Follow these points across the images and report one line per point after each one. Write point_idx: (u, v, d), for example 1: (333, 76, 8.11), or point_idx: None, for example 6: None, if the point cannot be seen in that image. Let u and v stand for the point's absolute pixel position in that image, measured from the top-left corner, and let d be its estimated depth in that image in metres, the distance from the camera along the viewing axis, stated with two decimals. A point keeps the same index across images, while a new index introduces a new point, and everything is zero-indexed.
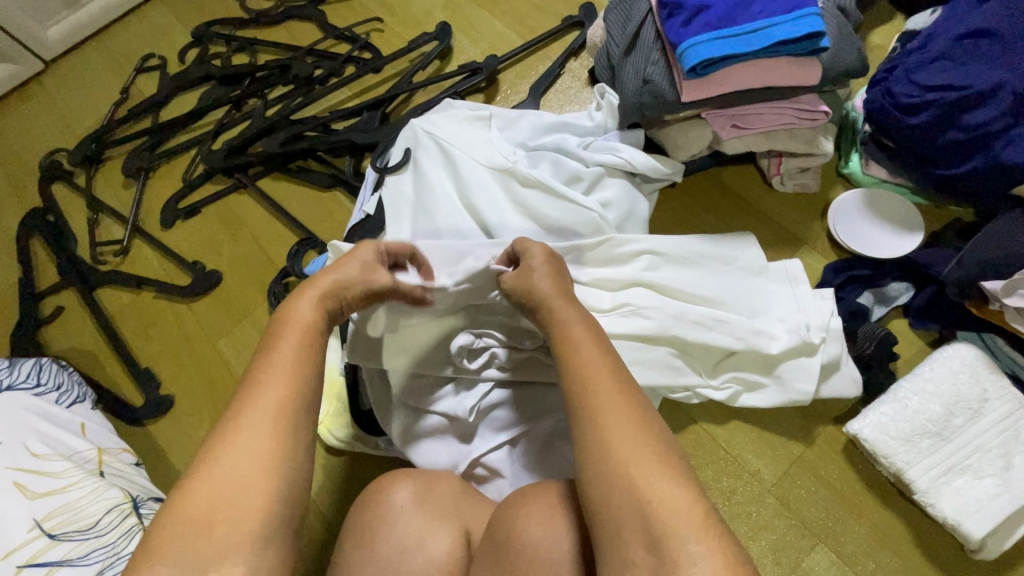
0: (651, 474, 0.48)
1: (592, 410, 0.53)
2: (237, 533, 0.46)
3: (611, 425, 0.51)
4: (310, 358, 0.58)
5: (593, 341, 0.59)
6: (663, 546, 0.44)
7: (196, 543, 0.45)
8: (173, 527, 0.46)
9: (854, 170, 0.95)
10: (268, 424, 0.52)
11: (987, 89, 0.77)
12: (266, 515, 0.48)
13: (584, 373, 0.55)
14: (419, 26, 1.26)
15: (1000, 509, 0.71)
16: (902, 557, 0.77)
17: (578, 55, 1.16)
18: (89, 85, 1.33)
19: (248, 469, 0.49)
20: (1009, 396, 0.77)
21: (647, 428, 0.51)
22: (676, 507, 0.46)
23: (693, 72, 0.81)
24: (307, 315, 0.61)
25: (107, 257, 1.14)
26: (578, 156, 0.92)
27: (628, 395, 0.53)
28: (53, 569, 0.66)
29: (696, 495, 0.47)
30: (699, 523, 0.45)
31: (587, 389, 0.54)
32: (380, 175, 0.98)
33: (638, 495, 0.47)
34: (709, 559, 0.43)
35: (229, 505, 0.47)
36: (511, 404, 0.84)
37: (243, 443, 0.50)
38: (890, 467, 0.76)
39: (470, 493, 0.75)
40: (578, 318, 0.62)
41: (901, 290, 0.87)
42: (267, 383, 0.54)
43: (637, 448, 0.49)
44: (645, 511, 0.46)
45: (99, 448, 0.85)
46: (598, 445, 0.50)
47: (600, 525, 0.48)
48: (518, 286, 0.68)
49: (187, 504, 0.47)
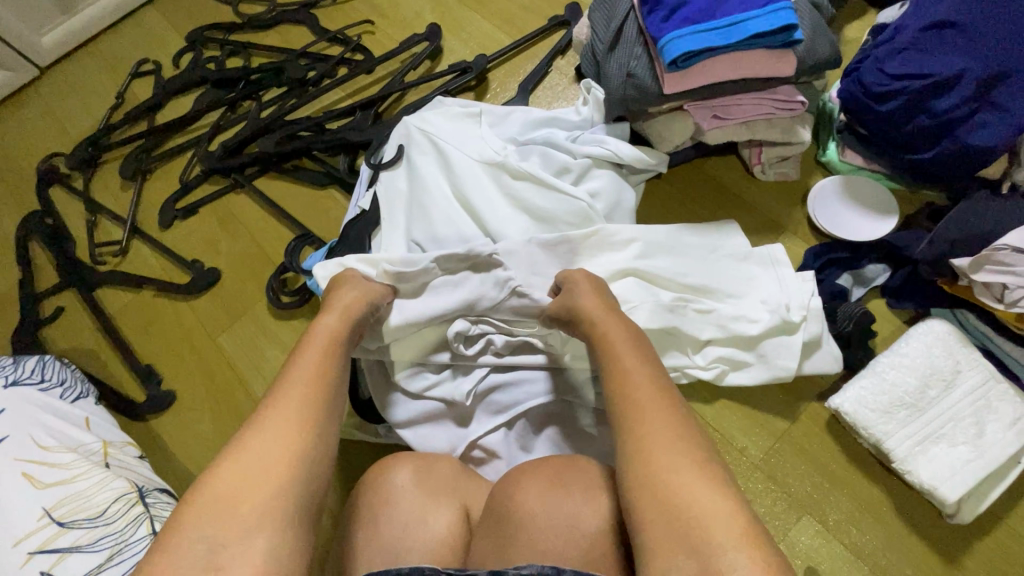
0: (695, 489, 0.50)
1: (634, 422, 0.57)
2: (260, 513, 0.50)
3: (651, 436, 0.55)
4: (331, 365, 0.65)
5: (637, 354, 0.64)
6: (701, 553, 0.46)
7: (223, 521, 0.49)
8: (200, 506, 0.50)
9: (831, 158, 0.98)
10: (292, 417, 0.57)
11: (951, 76, 0.81)
12: (285, 499, 0.52)
13: (629, 389, 0.60)
14: (409, 28, 1.29)
15: (973, 474, 0.75)
16: (884, 524, 0.81)
17: (564, 53, 1.19)
18: (84, 90, 1.35)
19: (273, 454, 0.54)
20: (980, 367, 0.80)
21: (687, 441, 0.54)
22: (718, 516, 0.48)
23: (674, 64, 0.84)
24: (331, 325, 0.70)
25: (106, 257, 1.16)
26: (566, 148, 0.96)
27: (666, 407, 0.57)
28: (63, 555, 0.69)
29: (739, 508, 0.49)
30: (740, 533, 0.47)
31: (632, 406, 0.58)
32: (374, 172, 1.01)
33: (676, 497, 0.50)
34: (746, 562, 0.45)
35: (251, 486, 0.52)
36: (508, 388, 0.86)
37: (267, 432, 0.55)
38: (870, 439, 0.79)
39: (470, 476, 0.78)
40: (622, 334, 0.67)
41: (877, 272, 0.90)
42: (294, 383, 0.61)
43: (675, 455, 0.53)
44: (687, 519, 0.49)
45: (104, 441, 0.86)
46: (642, 459, 0.54)
47: (642, 531, 0.50)
48: (561, 302, 0.76)
49: (215, 483, 0.52)
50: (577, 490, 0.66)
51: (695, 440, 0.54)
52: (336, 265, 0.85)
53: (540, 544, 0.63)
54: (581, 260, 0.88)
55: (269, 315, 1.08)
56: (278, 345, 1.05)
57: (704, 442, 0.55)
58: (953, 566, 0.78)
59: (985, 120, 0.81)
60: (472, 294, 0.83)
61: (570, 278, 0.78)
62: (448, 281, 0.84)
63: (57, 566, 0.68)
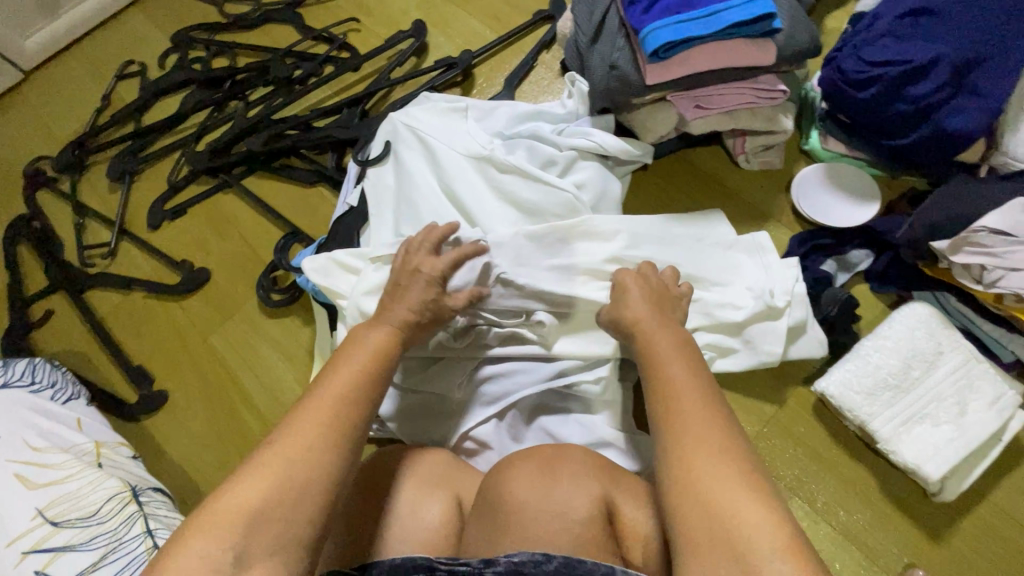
0: (736, 498, 0.50)
1: (675, 431, 0.56)
2: (264, 538, 0.51)
3: (692, 445, 0.54)
4: (368, 383, 0.63)
5: (686, 367, 0.63)
6: (741, 557, 0.47)
7: (239, 537, 0.51)
8: (219, 517, 0.51)
9: (814, 146, 0.99)
10: (317, 441, 0.56)
11: (928, 62, 0.82)
12: (301, 525, 0.53)
13: (671, 399, 0.59)
14: (394, 25, 1.30)
15: (955, 452, 0.76)
16: (871, 506, 0.82)
17: (549, 47, 1.20)
18: (69, 93, 1.35)
19: (295, 475, 0.54)
20: (961, 347, 0.82)
21: (727, 450, 0.54)
22: (761, 529, 0.48)
23: (656, 55, 0.85)
24: (376, 338, 0.68)
25: (95, 259, 1.16)
26: (552, 141, 0.96)
27: (713, 419, 0.56)
28: (57, 554, 0.70)
29: (781, 518, 0.49)
30: (786, 546, 0.47)
31: (677, 417, 0.57)
32: (362, 168, 1.02)
33: (718, 506, 0.50)
34: (783, 564, 0.46)
35: (263, 507, 0.52)
36: (500, 378, 0.87)
37: (289, 452, 0.55)
38: (855, 421, 0.81)
39: (460, 465, 0.78)
40: (671, 345, 0.66)
41: (861, 257, 0.92)
42: (327, 400, 0.60)
43: (717, 466, 0.52)
44: (728, 524, 0.49)
45: (96, 442, 0.86)
46: (683, 466, 0.54)
47: (681, 532, 0.51)
48: (615, 311, 0.75)
49: (236, 494, 0.53)
50: (570, 479, 0.67)
51: (735, 448, 0.54)
52: (327, 260, 0.86)
53: (529, 532, 0.64)
54: (582, 247, 0.88)
55: (260, 314, 1.08)
56: (270, 343, 1.06)
57: (744, 451, 0.54)
58: (937, 544, 0.79)
59: (961, 105, 0.82)
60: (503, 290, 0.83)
61: (621, 280, 0.77)
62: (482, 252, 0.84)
63: (51, 565, 0.69)
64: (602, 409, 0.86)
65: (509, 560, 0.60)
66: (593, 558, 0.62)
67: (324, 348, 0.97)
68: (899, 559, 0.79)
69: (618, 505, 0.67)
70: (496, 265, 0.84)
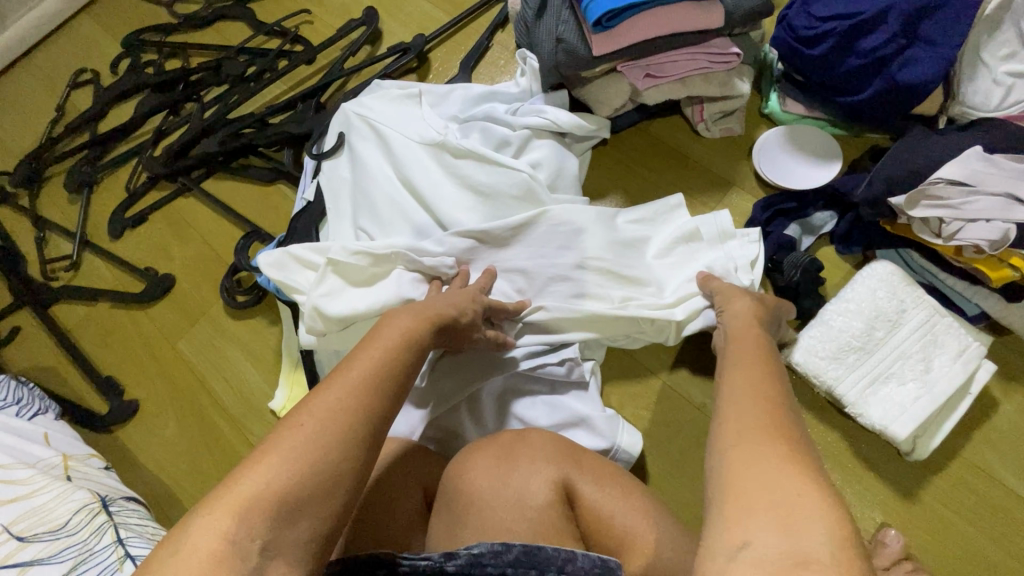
0: (788, 481, 0.42)
1: (738, 421, 0.51)
2: (288, 533, 0.46)
3: (741, 433, 0.49)
4: (395, 369, 0.58)
5: (756, 372, 0.59)
6: (786, 530, 0.39)
7: (264, 524, 0.45)
8: (242, 497, 0.46)
9: (774, 109, 0.97)
10: (350, 425, 0.51)
11: (878, 12, 0.81)
12: (331, 513, 0.49)
13: (732, 399, 0.55)
14: (346, 14, 1.27)
15: (922, 410, 0.76)
16: (843, 467, 0.82)
17: (504, 25, 1.17)
18: (23, 105, 1.32)
19: (328, 461, 0.49)
20: (924, 304, 0.81)
21: (785, 442, 0.47)
22: (809, 506, 0.40)
23: (600, 25, 0.83)
24: (409, 325, 0.64)
25: (58, 272, 1.14)
26: (506, 122, 0.94)
27: (771, 410, 0.51)
28: (25, 569, 0.68)
29: (836, 507, 0.40)
30: (836, 529, 0.38)
31: (739, 414, 0.52)
32: (318, 162, 1.00)
33: (757, 484, 0.43)
34: (829, 539, 0.37)
35: (290, 496, 0.47)
36: (456, 369, 0.84)
37: (317, 438, 0.49)
38: (823, 386, 0.80)
39: (424, 451, 0.77)
40: (743, 356, 0.64)
41: (825, 219, 0.90)
42: (357, 384, 0.54)
43: (766, 445, 0.46)
44: (780, 496, 0.41)
45: (64, 455, 0.86)
46: (736, 447, 0.47)
47: (725, 498, 0.43)
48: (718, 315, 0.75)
49: (262, 472, 0.47)
50: (529, 462, 0.67)
51: (793, 439, 0.47)
52: (283, 254, 0.84)
53: (489, 521, 0.64)
54: (585, 237, 0.85)
55: (227, 316, 1.07)
56: (239, 345, 1.05)
57: (798, 443, 0.47)
58: (910, 501, 0.79)
59: (916, 55, 0.81)
60: (566, 312, 0.82)
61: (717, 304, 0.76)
62: (540, 264, 0.85)
63: None
64: (570, 390, 0.86)
65: (469, 552, 0.59)
66: (553, 544, 0.61)
67: (291, 347, 0.97)
68: (872, 518, 0.80)
69: (579, 487, 0.66)
70: (540, 309, 0.83)
